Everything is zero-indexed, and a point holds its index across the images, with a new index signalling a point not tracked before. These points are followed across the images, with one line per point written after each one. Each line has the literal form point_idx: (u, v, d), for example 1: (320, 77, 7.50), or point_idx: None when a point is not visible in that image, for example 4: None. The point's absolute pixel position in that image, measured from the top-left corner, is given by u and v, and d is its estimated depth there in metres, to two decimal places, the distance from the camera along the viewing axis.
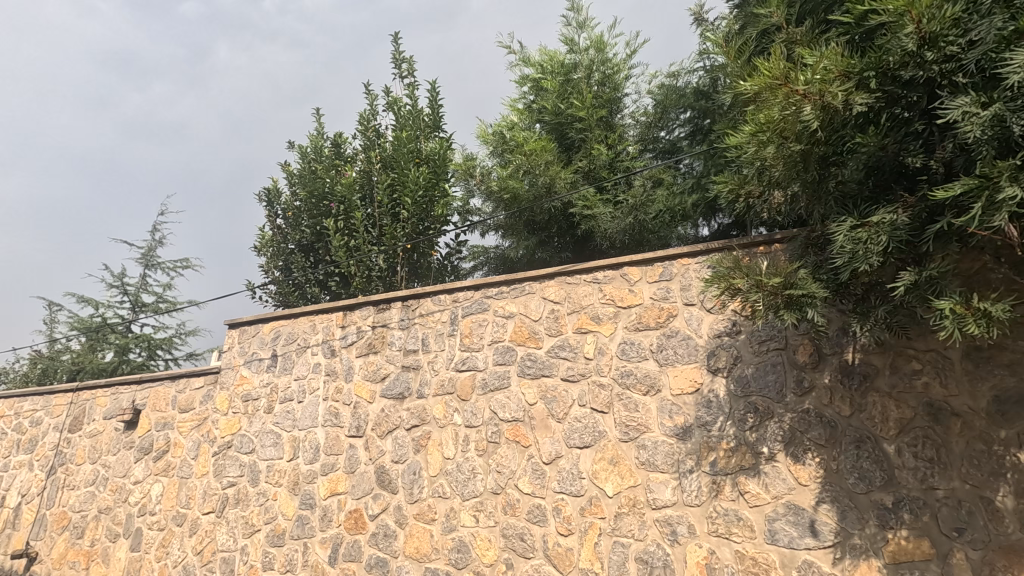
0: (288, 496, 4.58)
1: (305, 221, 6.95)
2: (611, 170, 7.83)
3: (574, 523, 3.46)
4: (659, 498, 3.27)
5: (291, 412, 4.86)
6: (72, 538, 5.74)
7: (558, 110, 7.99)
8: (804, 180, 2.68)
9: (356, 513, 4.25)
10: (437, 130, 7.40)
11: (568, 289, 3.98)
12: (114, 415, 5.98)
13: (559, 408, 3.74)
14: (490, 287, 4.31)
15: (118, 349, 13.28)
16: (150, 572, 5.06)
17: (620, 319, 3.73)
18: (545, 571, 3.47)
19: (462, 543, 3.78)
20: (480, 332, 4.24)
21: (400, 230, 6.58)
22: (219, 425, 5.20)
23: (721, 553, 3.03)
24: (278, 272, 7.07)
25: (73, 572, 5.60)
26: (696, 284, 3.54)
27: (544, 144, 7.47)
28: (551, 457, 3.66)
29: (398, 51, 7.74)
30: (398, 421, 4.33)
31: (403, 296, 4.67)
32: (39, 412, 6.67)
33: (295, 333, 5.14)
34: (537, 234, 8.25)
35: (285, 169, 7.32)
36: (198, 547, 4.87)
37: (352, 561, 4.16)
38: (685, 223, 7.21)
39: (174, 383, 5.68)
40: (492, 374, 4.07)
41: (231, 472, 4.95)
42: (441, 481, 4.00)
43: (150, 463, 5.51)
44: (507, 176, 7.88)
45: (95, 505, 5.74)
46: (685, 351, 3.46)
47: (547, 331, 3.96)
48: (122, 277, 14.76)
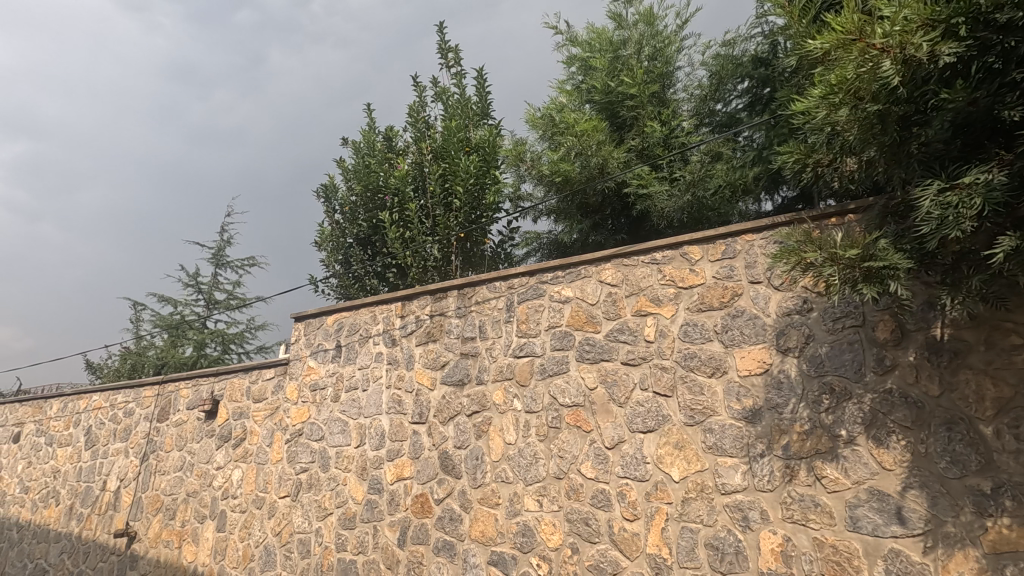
0: (357, 481, 4.75)
1: (361, 215, 7.12)
2: (666, 147, 7.58)
3: (639, 508, 3.41)
4: (729, 483, 3.17)
5: (357, 400, 5.02)
6: (165, 520, 6.20)
7: (608, 89, 7.79)
8: (880, 143, 2.46)
9: (422, 498, 4.36)
10: (485, 118, 7.40)
11: (625, 271, 3.89)
12: (196, 406, 6.38)
13: (620, 392, 3.68)
14: (545, 272, 4.27)
15: (196, 344, 14.22)
16: (235, 552, 5.39)
17: (681, 299, 3.61)
18: (612, 556, 3.44)
19: (526, 527, 3.81)
20: (537, 318, 4.22)
21: (453, 220, 6.64)
22: (291, 413, 5.45)
23: (798, 540, 2.90)
24: (338, 265, 7.31)
25: (167, 550, 6.04)
26: (762, 261, 3.38)
27: (596, 124, 7.35)
28: (614, 442, 3.61)
29: (445, 40, 7.74)
30: (459, 408, 4.39)
31: (459, 285, 4.72)
32: (131, 403, 7.22)
33: (357, 324, 5.30)
34: (591, 217, 8.12)
35: (339, 165, 7.51)
36: (276, 529, 5.14)
37: (420, 543, 4.27)
38: (747, 199, 6.90)
39: (248, 374, 5.99)
40: (550, 360, 4.05)
41: (303, 458, 5.18)
42: (503, 466, 4.03)
43: (229, 450, 5.85)
44: (558, 159, 7.76)
45: (183, 489, 6.16)
46: (752, 331, 3.31)
47: (605, 315, 3.90)
48: (197, 277, 15.78)
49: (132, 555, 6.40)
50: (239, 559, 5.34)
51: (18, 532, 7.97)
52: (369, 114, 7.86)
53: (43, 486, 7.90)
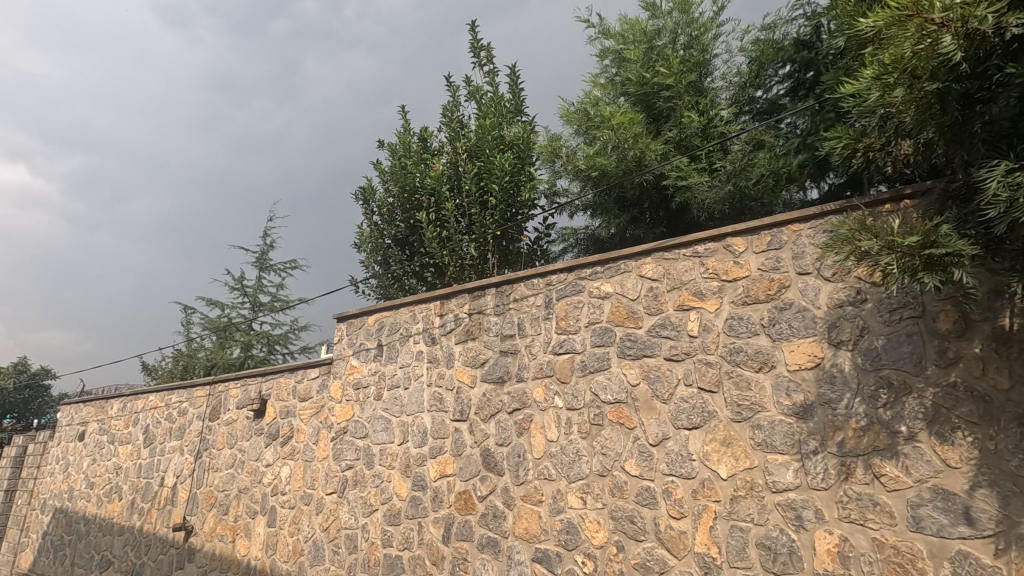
0: (401, 478, 4.83)
1: (398, 216, 7.21)
2: (705, 137, 7.40)
3: (686, 506, 3.34)
4: (780, 481, 3.07)
5: (399, 398, 5.10)
6: (219, 515, 6.44)
7: (644, 80, 7.65)
8: (940, 124, 2.33)
9: (465, 495, 4.39)
10: (519, 115, 7.40)
11: (666, 265, 3.82)
12: (246, 405, 6.60)
13: (663, 389, 3.62)
14: (583, 268, 4.24)
15: (243, 345, 14.77)
16: (285, 547, 5.55)
17: (725, 293, 3.52)
18: (658, 555, 3.38)
19: (571, 524, 3.78)
20: (576, 314, 4.18)
21: (489, 218, 6.67)
22: (335, 411, 5.57)
23: (856, 541, 2.79)
24: (378, 266, 7.45)
25: (222, 544, 6.27)
26: (810, 251, 3.27)
27: (632, 116, 7.16)
28: (658, 439, 3.55)
29: (477, 39, 7.77)
30: (500, 405, 4.40)
31: (497, 283, 4.72)
32: (185, 403, 7.52)
33: (398, 323, 5.37)
34: (628, 211, 8.01)
35: (376, 167, 7.63)
36: (324, 525, 5.27)
37: (465, 540, 4.30)
38: (791, 187, 6.70)
39: (293, 374, 6.16)
40: (591, 356, 4.01)
41: (349, 455, 5.30)
42: (546, 464, 4.01)
43: (278, 447, 6.03)
44: (594, 153, 7.69)
45: (235, 485, 6.39)
46: (802, 324, 3.20)
47: (647, 310, 3.83)
48: (242, 280, 16.32)
49: (189, 548, 6.67)
50: (289, 553, 5.50)
51: (85, 525, 8.42)
52: (404, 116, 7.96)
53: (106, 482, 8.32)
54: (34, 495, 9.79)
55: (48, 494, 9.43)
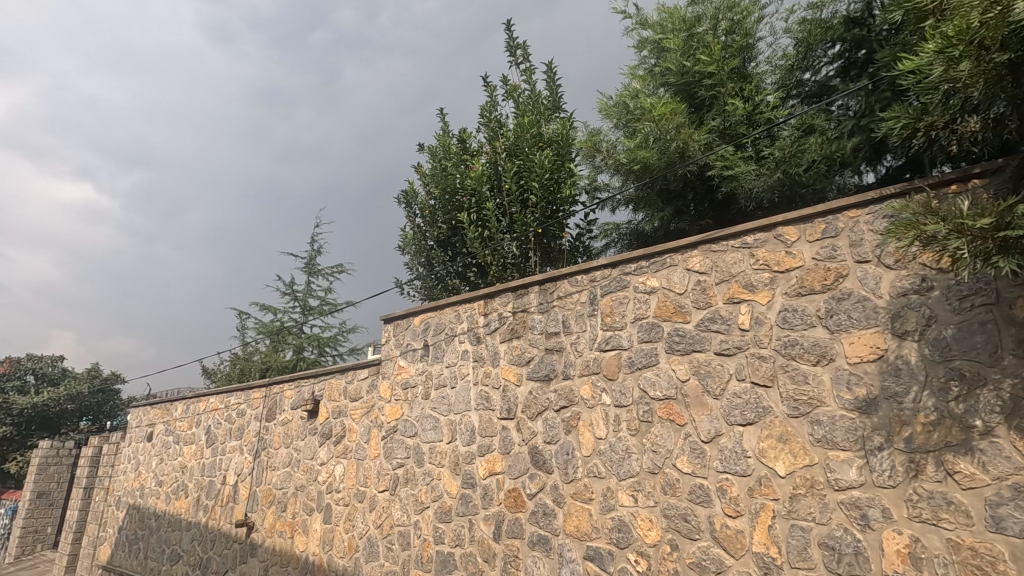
0: (451, 476, 4.89)
1: (440, 217, 7.29)
2: (750, 124, 7.17)
3: (742, 504, 3.25)
4: (843, 479, 2.95)
5: (446, 397, 5.16)
6: (278, 511, 6.68)
7: (684, 69, 7.47)
8: (1011, 97, 2.23)
9: (515, 493, 4.41)
10: (557, 112, 7.40)
11: (714, 258, 3.73)
12: (300, 405, 6.83)
13: (715, 384, 3.53)
14: (628, 263, 4.18)
15: (295, 347, 15.33)
16: (341, 543, 5.71)
17: (777, 284, 3.41)
18: (715, 554, 3.30)
19: (622, 522, 3.73)
20: (622, 310, 4.13)
21: (531, 216, 6.68)
22: (385, 411, 5.70)
23: (929, 541, 2.65)
24: (422, 267, 7.58)
25: (281, 540, 6.51)
26: (869, 237, 3.13)
27: (673, 107, 6.99)
28: (711, 436, 3.47)
29: (512, 38, 7.78)
30: (547, 403, 4.40)
31: (540, 280, 4.71)
32: (243, 404, 7.85)
33: (443, 323, 5.44)
34: (672, 204, 7.86)
35: (418, 171, 7.74)
36: (378, 521, 5.39)
37: (515, 537, 4.31)
38: (845, 171, 6.45)
39: (344, 375, 6.33)
40: (638, 352, 3.96)
41: (399, 453, 5.41)
42: (595, 461, 3.98)
43: (331, 446, 6.21)
44: (635, 147, 7.57)
45: (292, 483, 6.62)
46: (862, 314, 3.06)
47: (695, 304, 3.75)
48: (293, 285, 16.90)
49: (251, 544, 6.94)
50: (345, 549, 5.65)
51: (155, 520, 8.90)
52: (442, 119, 8.05)
53: (174, 480, 8.78)
54: (109, 492, 10.42)
55: (122, 491, 10.02)
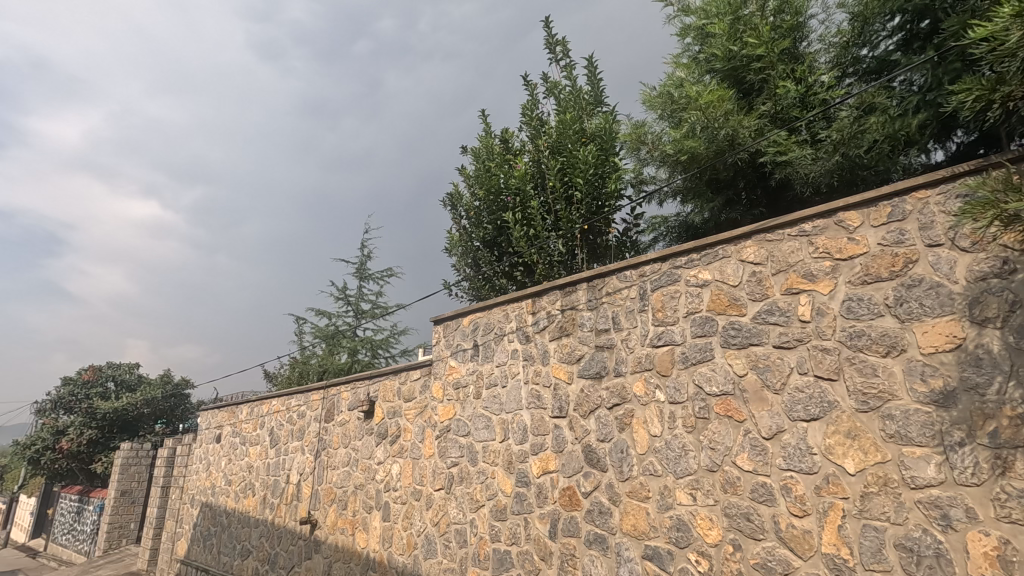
0: (505, 474, 4.91)
1: (485, 218, 7.34)
2: (804, 106, 6.87)
3: (809, 503, 3.12)
4: (920, 477, 2.78)
5: (498, 396, 5.19)
6: (339, 509, 6.90)
7: (731, 54, 7.19)
8: None
9: (569, 491, 4.38)
10: (599, 106, 7.33)
11: (770, 248, 3.59)
12: (356, 406, 7.04)
13: (775, 378, 3.40)
14: (678, 257, 4.09)
15: (349, 350, 15.85)
16: (400, 540, 5.84)
17: (840, 272, 3.25)
18: (781, 555, 3.18)
19: (681, 521, 3.65)
20: (673, 305, 4.04)
21: (576, 213, 6.64)
22: (438, 411, 5.80)
23: (1020, 543, 2.47)
24: (469, 268, 7.67)
25: (343, 537, 6.72)
26: (941, 219, 2.95)
27: (721, 93, 6.74)
28: (772, 432, 3.35)
29: (551, 35, 7.75)
30: (599, 401, 4.35)
31: (588, 277, 4.66)
32: (303, 406, 8.16)
33: (492, 323, 5.47)
34: (723, 193, 7.63)
35: (462, 173, 7.83)
36: (435, 519, 5.48)
37: (572, 536, 4.29)
38: (911, 151, 6.03)
39: (397, 376, 6.48)
40: (692, 347, 3.86)
41: (453, 452, 5.48)
42: (650, 459, 3.91)
43: (387, 446, 6.37)
44: (681, 137, 7.41)
45: (351, 482, 6.82)
46: (936, 301, 2.88)
47: (751, 296, 3.62)
48: (345, 290, 17.47)
49: (315, 541, 7.20)
50: (404, 546, 5.78)
51: (226, 517, 9.37)
52: (485, 120, 8.11)
53: (242, 479, 9.21)
54: (184, 490, 11.04)
55: (195, 490, 10.59)
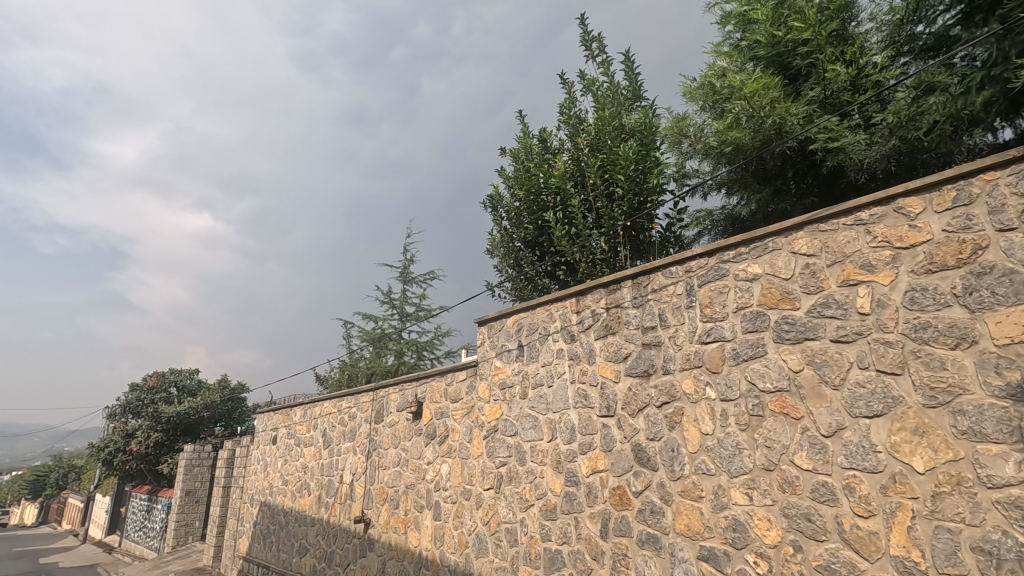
0: (554, 474, 4.91)
1: (526, 218, 7.35)
2: (855, 89, 6.58)
3: (875, 504, 2.99)
4: (997, 476, 2.63)
5: (544, 396, 5.19)
6: (391, 508, 7.05)
7: (774, 40, 6.95)
8: None
9: (620, 490, 4.34)
10: (638, 101, 7.27)
11: (824, 238, 3.47)
12: (405, 407, 7.18)
13: (833, 374, 3.28)
14: (725, 251, 3.99)
15: (396, 353, 16.22)
16: (451, 539, 5.92)
17: (901, 262, 3.11)
18: (846, 557, 3.06)
19: (737, 522, 3.56)
20: (722, 300, 3.95)
21: (618, 209, 6.59)
22: (485, 411, 5.85)
23: None
24: (511, 268, 7.70)
25: (396, 535, 6.85)
26: (1012, 202, 2.78)
27: (766, 81, 6.54)
28: (832, 430, 3.23)
29: (586, 31, 7.69)
30: (648, 399, 4.30)
31: (632, 274, 4.61)
32: (354, 408, 8.38)
33: (536, 323, 5.49)
34: (771, 183, 7.40)
35: (501, 174, 7.87)
36: (485, 518, 5.53)
37: (623, 536, 4.24)
38: (976, 130, 5.84)
39: (444, 377, 6.58)
40: (743, 343, 3.76)
41: (502, 452, 5.52)
42: (703, 458, 3.83)
43: (436, 446, 6.47)
44: (725, 128, 7.25)
45: (402, 481, 6.96)
46: (1010, 290, 2.71)
47: (804, 289, 3.50)
48: (390, 294, 17.87)
49: (369, 539, 7.37)
50: (456, 545, 5.85)
51: (284, 516, 9.71)
52: (523, 121, 8.14)
53: (298, 479, 9.53)
54: (244, 490, 11.51)
55: (254, 489, 11.02)
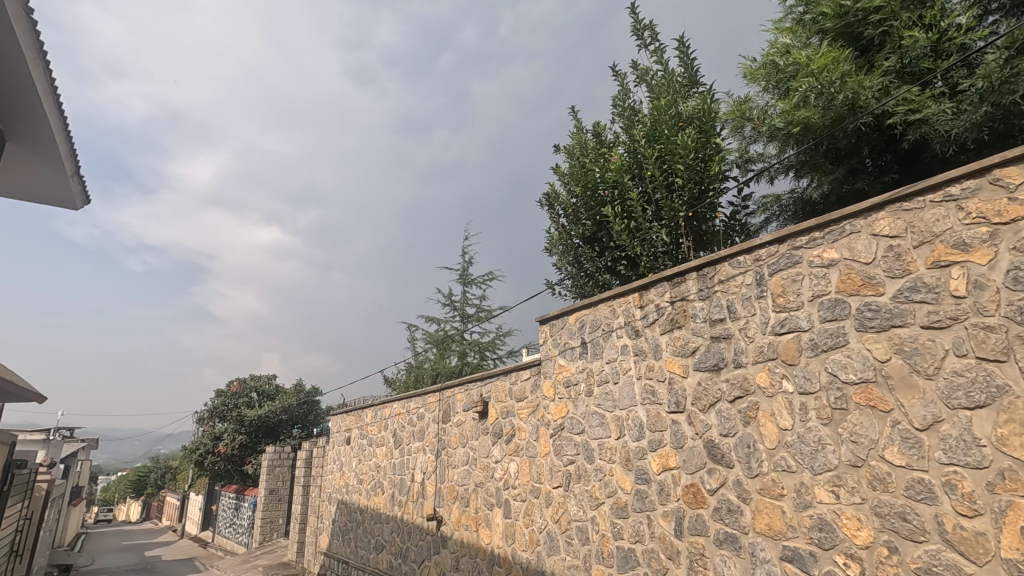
0: (624, 472, 4.84)
1: (583, 214, 7.30)
2: (937, 56, 6.08)
3: (981, 502, 2.77)
4: None
5: (610, 393, 5.13)
6: (462, 507, 7.18)
7: (842, 10, 6.60)
8: None
9: (694, 488, 4.22)
10: (695, 87, 7.05)
11: (908, 218, 3.24)
12: (471, 407, 7.30)
13: (926, 362, 3.05)
14: (797, 237, 3.81)
15: (459, 353, 16.54)
16: (522, 536, 5.96)
17: (1001, 239, 2.85)
18: (949, 559, 2.84)
19: (823, 521, 3.38)
20: (795, 289, 3.77)
21: (678, 200, 6.42)
22: (550, 409, 5.85)
23: None
24: (571, 266, 7.65)
25: (467, 533, 6.98)
26: None
27: (835, 54, 6.25)
28: (927, 423, 3.01)
29: (637, 20, 7.54)
30: (719, 394, 4.16)
31: (697, 266, 4.48)
32: (422, 409, 8.61)
33: (598, 319, 5.44)
34: (845, 163, 6.97)
35: (557, 172, 7.84)
36: (555, 516, 5.53)
37: (699, 535, 4.12)
38: None
39: (508, 376, 6.64)
40: (822, 333, 3.57)
41: (569, 450, 5.50)
42: (782, 455, 3.67)
43: (504, 445, 6.53)
44: (791, 108, 6.93)
45: (472, 480, 7.08)
46: None
47: (888, 274, 3.29)
48: (451, 297, 18.25)
49: (441, 536, 7.54)
50: (527, 543, 5.89)
51: (360, 514, 10.11)
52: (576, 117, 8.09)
53: (371, 478, 9.90)
54: (321, 489, 12.07)
55: (331, 488, 11.54)
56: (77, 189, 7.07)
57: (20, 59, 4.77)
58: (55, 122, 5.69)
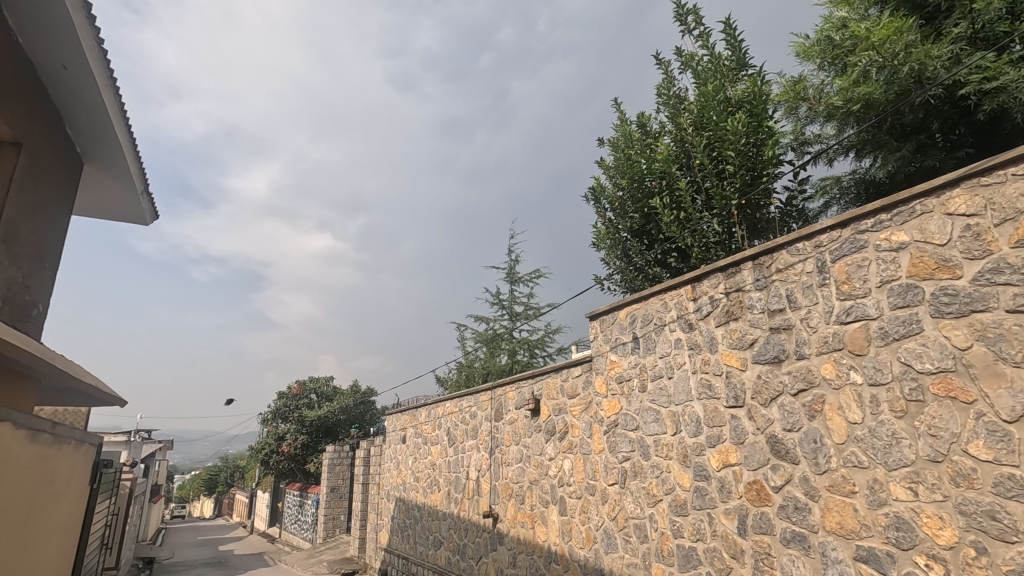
0: (682, 469, 4.73)
1: (631, 207, 7.18)
2: (1014, 18, 5.63)
3: None
4: None
5: (665, 388, 5.02)
6: (517, 504, 7.21)
7: None
8: None
9: (757, 485, 4.07)
10: (744, 70, 6.80)
11: (987, 195, 3.02)
12: (523, 405, 7.32)
13: (1012, 349, 2.83)
14: (861, 221, 3.61)
15: (508, 352, 16.61)
16: (578, 534, 5.93)
17: None
18: None
19: (901, 519, 3.19)
20: (861, 275, 3.57)
21: (730, 188, 6.22)
22: (603, 406, 5.79)
23: None
24: (619, 260, 7.53)
25: (523, 530, 7.00)
26: None
27: (898, 25, 5.87)
28: (1017, 415, 2.79)
29: (680, 5, 7.34)
30: (781, 387, 3.99)
31: (753, 255, 4.32)
32: (474, 407, 8.70)
33: (650, 313, 5.33)
34: (913, 139, 6.58)
35: (602, 165, 7.75)
36: (612, 514, 5.47)
37: (765, 533, 3.97)
38: None
39: (559, 373, 6.61)
40: (893, 321, 3.36)
41: (624, 447, 5.43)
42: (853, 450, 3.48)
43: (557, 442, 6.51)
44: (849, 85, 6.59)
45: (526, 477, 7.09)
46: None
47: (966, 255, 3.07)
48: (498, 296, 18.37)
49: (497, 533, 7.60)
50: (584, 540, 5.85)
51: (418, 511, 10.31)
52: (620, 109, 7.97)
53: (427, 476, 10.08)
54: (380, 487, 12.39)
55: (389, 485, 11.83)
56: (146, 206, 7.52)
57: (93, 86, 5.11)
58: (126, 145, 6.08)
